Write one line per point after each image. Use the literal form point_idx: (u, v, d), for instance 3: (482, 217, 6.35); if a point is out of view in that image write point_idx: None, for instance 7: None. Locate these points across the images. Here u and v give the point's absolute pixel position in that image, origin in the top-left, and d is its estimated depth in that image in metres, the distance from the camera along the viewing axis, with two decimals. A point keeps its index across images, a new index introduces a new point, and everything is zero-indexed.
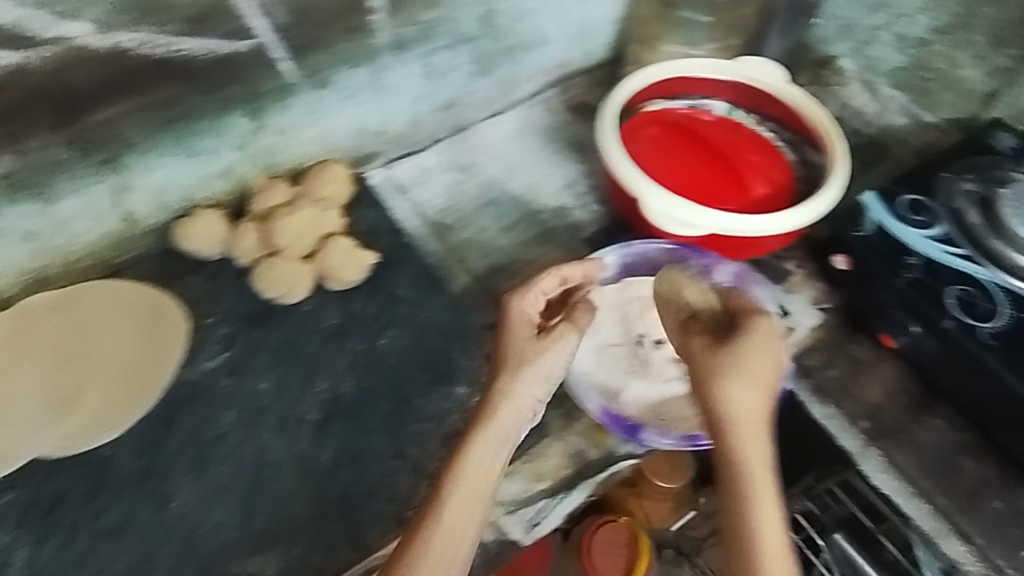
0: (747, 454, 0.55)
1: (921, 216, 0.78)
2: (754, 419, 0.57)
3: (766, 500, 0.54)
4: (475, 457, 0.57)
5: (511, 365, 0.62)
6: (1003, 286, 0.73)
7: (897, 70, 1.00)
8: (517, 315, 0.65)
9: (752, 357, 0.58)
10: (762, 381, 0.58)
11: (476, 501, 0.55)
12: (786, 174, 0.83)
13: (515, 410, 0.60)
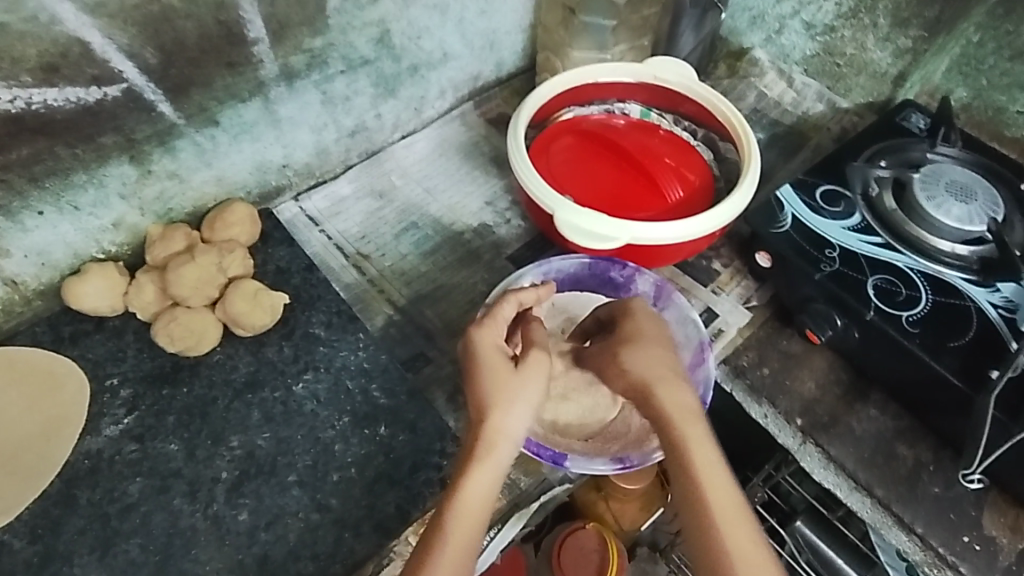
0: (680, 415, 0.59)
1: (837, 206, 0.78)
2: (661, 370, 0.61)
3: (698, 434, 0.58)
4: (470, 496, 0.55)
5: (492, 401, 0.58)
6: (921, 270, 0.73)
7: (808, 56, 1.01)
8: (478, 350, 0.60)
9: (643, 325, 0.65)
10: (655, 341, 0.64)
11: (473, 539, 0.54)
12: (703, 174, 0.83)
13: (510, 443, 0.57)
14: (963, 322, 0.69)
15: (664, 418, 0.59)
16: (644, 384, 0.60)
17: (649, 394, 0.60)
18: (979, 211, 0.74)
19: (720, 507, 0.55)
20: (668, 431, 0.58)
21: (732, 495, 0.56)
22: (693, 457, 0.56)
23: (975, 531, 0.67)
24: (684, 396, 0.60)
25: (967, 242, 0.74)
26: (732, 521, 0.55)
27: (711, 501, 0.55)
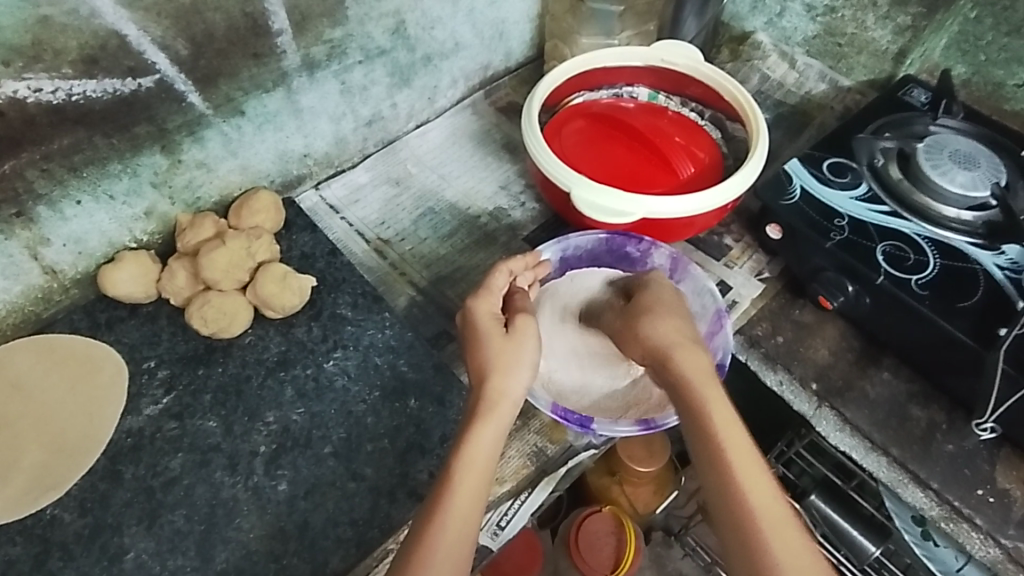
0: (691, 366, 0.62)
1: (844, 178, 0.81)
2: (678, 340, 0.64)
3: (717, 400, 0.60)
4: (476, 452, 0.57)
5: (490, 365, 0.60)
6: (928, 236, 0.76)
7: (811, 38, 1.03)
8: (479, 321, 0.62)
9: (661, 298, 0.69)
10: (673, 313, 0.67)
11: (480, 492, 0.56)
12: (712, 152, 0.86)
13: (511, 406, 0.59)
14: (972, 284, 0.71)
15: (692, 386, 0.61)
16: (669, 352, 0.63)
17: (669, 359, 0.63)
18: (983, 178, 0.77)
19: (747, 473, 0.57)
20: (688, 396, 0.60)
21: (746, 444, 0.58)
22: (708, 409, 0.59)
23: (989, 485, 0.69)
24: (707, 363, 0.63)
25: (971, 208, 0.77)
26: (758, 486, 0.57)
27: (739, 466, 0.57)
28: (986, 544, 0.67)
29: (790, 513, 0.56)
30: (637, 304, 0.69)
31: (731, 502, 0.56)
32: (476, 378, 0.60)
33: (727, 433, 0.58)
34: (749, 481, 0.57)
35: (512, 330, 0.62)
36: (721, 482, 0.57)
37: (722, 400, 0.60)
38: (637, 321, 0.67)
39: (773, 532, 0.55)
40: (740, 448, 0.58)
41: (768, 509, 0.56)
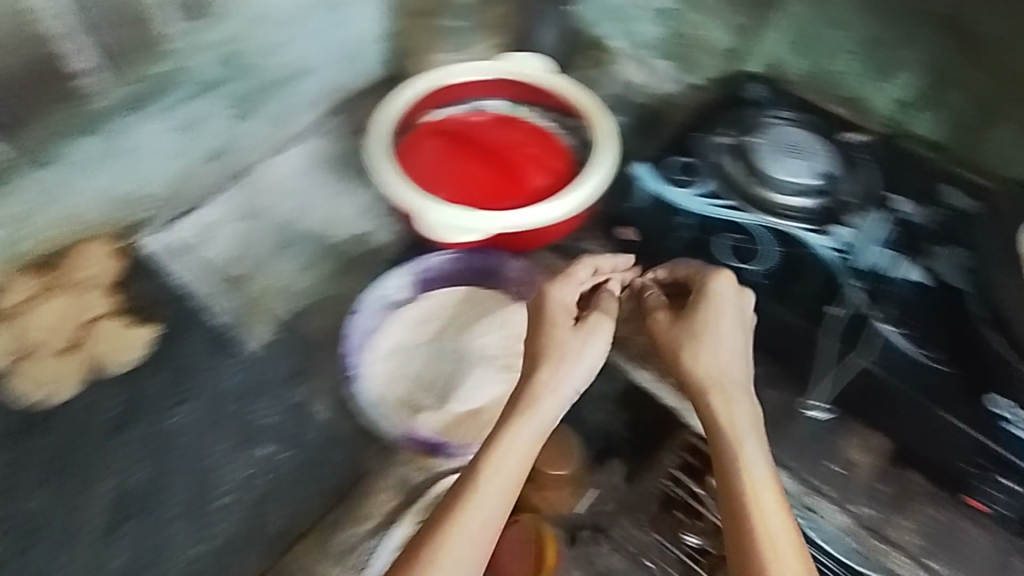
0: (723, 416, 0.63)
1: (690, 177, 0.84)
2: (720, 382, 0.64)
3: (753, 455, 0.61)
4: (498, 467, 0.59)
5: (569, 345, 0.65)
6: (765, 225, 0.80)
7: (660, 41, 1.08)
8: (554, 306, 0.67)
9: (719, 321, 0.67)
10: (726, 339, 0.66)
11: (506, 494, 0.58)
12: (564, 159, 0.86)
13: (543, 415, 0.62)
14: (802, 269, 0.77)
15: (752, 424, 0.62)
16: (730, 386, 0.64)
17: (711, 402, 0.64)
18: (809, 166, 0.83)
19: (770, 520, 0.57)
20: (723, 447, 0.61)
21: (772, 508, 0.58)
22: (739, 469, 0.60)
23: (840, 458, 0.73)
24: (749, 393, 0.64)
25: (806, 194, 0.82)
26: (782, 549, 0.56)
27: (761, 513, 0.57)
28: (838, 515, 0.70)
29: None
30: (692, 321, 0.67)
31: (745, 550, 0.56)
32: (550, 351, 0.64)
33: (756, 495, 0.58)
34: (769, 526, 0.57)
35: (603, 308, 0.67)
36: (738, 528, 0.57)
37: (750, 460, 0.60)
38: (707, 335, 0.66)
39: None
40: (764, 508, 0.58)
41: (784, 556, 0.56)
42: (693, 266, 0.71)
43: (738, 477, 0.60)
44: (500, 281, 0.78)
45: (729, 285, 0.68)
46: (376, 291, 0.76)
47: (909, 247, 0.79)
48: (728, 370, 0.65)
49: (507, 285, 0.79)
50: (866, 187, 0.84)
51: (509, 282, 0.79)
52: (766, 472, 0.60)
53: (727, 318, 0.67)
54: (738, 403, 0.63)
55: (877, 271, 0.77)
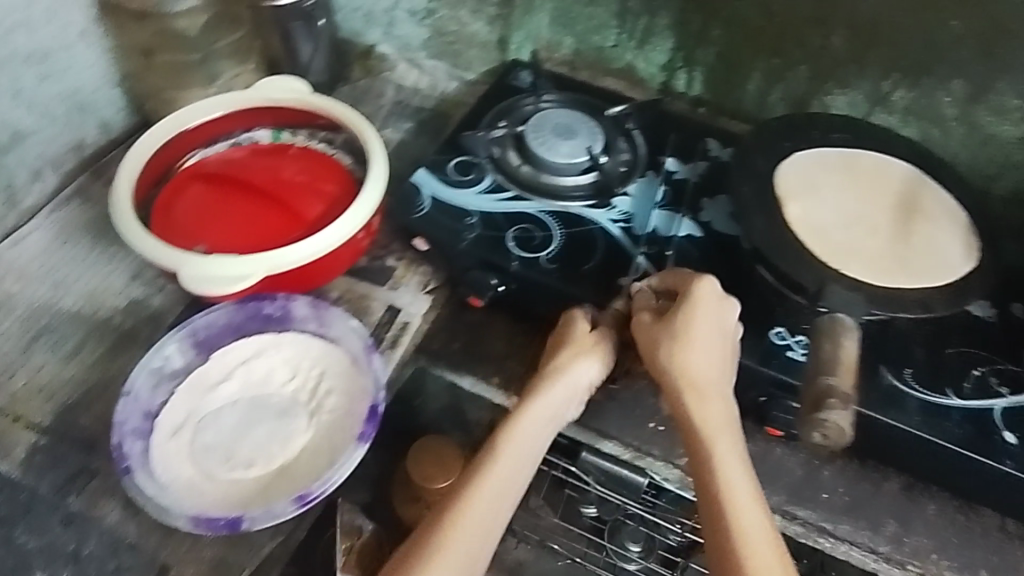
0: (701, 418, 0.63)
1: (469, 176, 0.84)
2: (710, 378, 0.64)
3: (728, 458, 0.61)
4: (483, 502, 0.61)
5: (565, 367, 0.68)
6: (549, 210, 0.82)
7: (426, 41, 1.07)
8: (574, 321, 0.71)
9: (705, 315, 0.66)
10: (704, 342, 0.65)
11: (489, 530, 0.61)
12: (339, 181, 0.82)
13: (551, 422, 0.67)
14: (591, 245, 0.79)
15: (724, 419, 0.63)
16: (704, 386, 0.64)
17: (689, 404, 0.63)
18: (582, 144, 0.86)
19: (748, 522, 0.57)
20: (704, 449, 0.61)
21: (752, 509, 0.58)
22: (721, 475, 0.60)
23: (657, 417, 0.80)
24: (721, 381, 0.65)
25: (582, 172, 0.84)
26: (761, 550, 0.56)
27: (737, 519, 0.57)
28: (669, 468, 0.77)
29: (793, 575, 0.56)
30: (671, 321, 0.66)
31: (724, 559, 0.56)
32: (548, 371, 0.69)
33: (735, 500, 0.58)
34: (743, 528, 0.57)
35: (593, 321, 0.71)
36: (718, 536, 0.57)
37: (728, 464, 0.60)
38: (681, 336, 0.65)
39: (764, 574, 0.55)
40: (746, 510, 0.58)
41: (763, 555, 0.56)
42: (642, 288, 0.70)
43: (711, 483, 0.59)
44: (282, 326, 0.74)
45: (712, 292, 0.66)
46: (144, 365, 0.70)
47: (682, 204, 0.84)
48: (710, 367, 0.65)
49: (291, 329, 0.74)
50: (636, 155, 0.89)
51: (293, 325, 0.74)
52: (743, 469, 0.61)
53: (713, 319, 0.66)
54: (713, 405, 0.63)
55: (656, 233, 0.81)
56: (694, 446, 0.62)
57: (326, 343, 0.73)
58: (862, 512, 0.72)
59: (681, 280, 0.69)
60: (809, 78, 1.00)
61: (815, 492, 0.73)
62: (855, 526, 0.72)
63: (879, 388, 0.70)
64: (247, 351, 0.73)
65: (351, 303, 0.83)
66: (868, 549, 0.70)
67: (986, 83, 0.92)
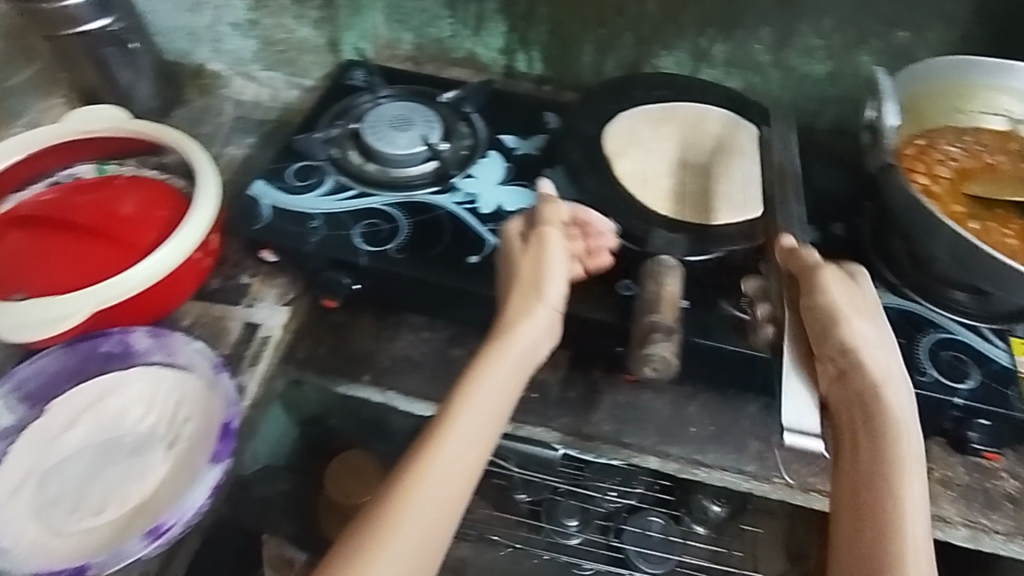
0: (889, 411, 0.56)
1: (309, 180, 0.84)
2: (893, 372, 0.59)
3: (902, 457, 0.54)
4: (450, 451, 0.57)
5: (537, 261, 0.68)
6: (394, 202, 0.83)
7: (256, 52, 1.05)
8: (514, 230, 0.71)
9: (843, 295, 0.62)
10: (877, 325, 0.61)
11: (470, 461, 0.57)
12: (172, 205, 0.79)
13: (522, 350, 0.64)
14: (437, 229, 0.80)
15: (898, 389, 0.58)
16: (884, 377, 0.58)
17: (876, 394, 0.57)
18: (418, 133, 0.87)
19: (910, 491, 0.53)
20: (880, 440, 0.55)
21: (918, 518, 0.52)
22: (895, 470, 0.53)
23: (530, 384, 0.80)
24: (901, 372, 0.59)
25: (423, 161, 0.86)
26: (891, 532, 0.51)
27: (895, 508, 0.52)
28: (547, 432, 0.77)
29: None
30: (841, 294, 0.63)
31: (868, 516, 0.52)
32: (511, 320, 0.65)
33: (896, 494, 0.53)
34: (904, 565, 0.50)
35: (531, 246, 0.69)
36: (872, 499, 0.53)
37: (904, 459, 0.54)
38: (852, 310, 0.61)
39: None
40: (901, 494, 0.53)
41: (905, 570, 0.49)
42: (552, 198, 0.72)
43: (882, 461, 0.54)
44: (124, 361, 0.71)
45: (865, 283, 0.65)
46: None
47: (527, 177, 0.87)
48: (888, 360, 0.59)
49: (135, 363, 0.71)
50: (476, 137, 0.90)
51: (136, 358, 0.72)
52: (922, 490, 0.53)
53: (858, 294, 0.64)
54: (896, 395, 0.57)
55: (502, 209, 0.83)
56: (871, 431, 0.56)
57: (174, 373, 0.71)
58: (728, 437, 0.77)
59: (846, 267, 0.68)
60: (636, 44, 1.04)
61: (683, 427, 0.77)
62: (721, 452, 0.76)
63: (719, 319, 0.74)
64: (89, 394, 0.70)
65: (206, 327, 0.81)
66: (737, 471, 0.75)
67: (789, 27, 0.98)
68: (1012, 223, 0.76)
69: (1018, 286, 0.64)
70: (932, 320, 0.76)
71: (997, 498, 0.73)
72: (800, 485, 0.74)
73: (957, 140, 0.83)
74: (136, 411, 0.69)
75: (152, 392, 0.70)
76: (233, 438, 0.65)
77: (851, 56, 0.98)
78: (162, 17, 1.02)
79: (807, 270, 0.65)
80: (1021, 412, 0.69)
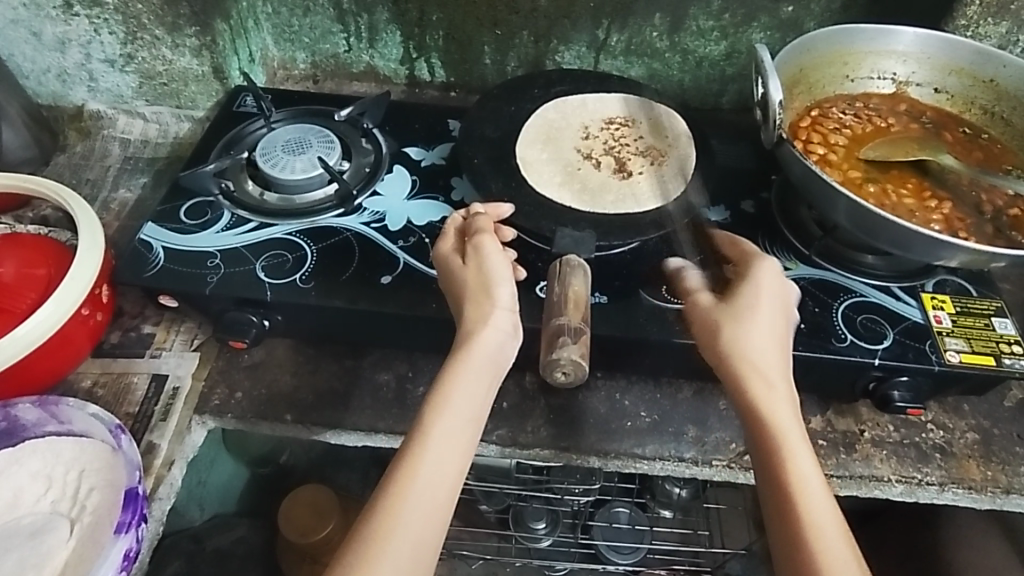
0: (773, 406, 0.58)
1: (204, 217, 0.80)
2: (774, 366, 0.60)
3: (801, 452, 0.56)
4: (422, 483, 0.55)
5: (481, 268, 0.64)
6: (297, 230, 0.79)
7: (137, 87, 0.99)
8: (450, 247, 0.68)
9: (750, 293, 0.63)
10: (765, 311, 0.62)
11: (440, 488, 0.55)
12: (51, 262, 0.74)
13: (489, 355, 0.61)
14: (345, 253, 0.77)
15: (781, 388, 0.59)
16: (766, 367, 0.60)
17: (756, 388, 0.59)
18: (314, 155, 0.83)
19: (810, 501, 0.54)
20: (775, 436, 0.57)
21: (825, 504, 0.54)
22: (795, 468, 0.55)
23: None
24: (781, 369, 0.61)
25: (324, 184, 0.82)
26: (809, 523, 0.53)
27: (802, 500, 0.54)
28: (484, 446, 0.75)
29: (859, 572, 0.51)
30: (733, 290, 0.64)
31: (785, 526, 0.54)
32: (470, 328, 0.62)
33: (804, 486, 0.55)
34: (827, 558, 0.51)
35: (468, 258, 0.66)
36: (781, 520, 0.54)
37: (799, 455, 0.56)
38: (731, 315, 0.62)
39: None
40: (808, 488, 0.54)
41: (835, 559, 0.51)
42: (480, 212, 0.70)
43: (782, 464, 0.56)
44: (12, 435, 0.66)
45: (771, 269, 0.65)
46: None
47: (435, 188, 0.85)
48: (777, 352, 0.61)
49: (24, 437, 0.66)
50: (379, 153, 0.88)
51: (25, 432, 0.66)
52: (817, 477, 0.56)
53: (764, 282, 0.64)
54: (780, 393, 0.59)
55: (412, 223, 0.81)
56: (761, 427, 0.58)
57: (68, 444, 0.65)
58: (665, 426, 0.76)
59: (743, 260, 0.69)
60: (534, 41, 1.03)
61: (621, 421, 0.76)
62: (661, 442, 0.75)
63: (642, 309, 0.73)
64: None
65: (109, 386, 0.75)
66: (677, 459, 0.74)
67: (680, 11, 0.98)
68: (908, 182, 0.79)
69: (918, 245, 0.65)
70: (844, 285, 0.77)
71: (927, 450, 0.75)
72: (740, 464, 0.74)
73: (849, 106, 0.85)
74: (31, 487, 0.64)
75: (48, 467, 0.65)
76: (139, 504, 0.60)
77: (742, 34, 1.00)
78: (27, 59, 0.96)
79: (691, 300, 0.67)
80: (938, 364, 0.71)
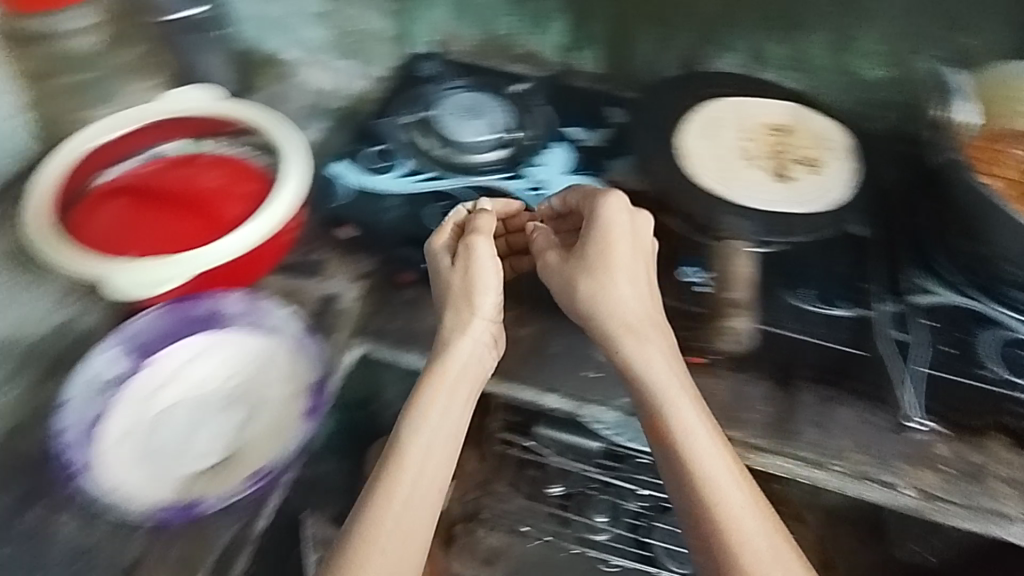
0: (654, 373, 0.67)
1: (386, 162, 0.89)
2: (645, 329, 0.69)
3: (685, 416, 0.64)
4: (413, 468, 0.63)
5: (471, 275, 0.72)
6: (466, 186, 0.87)
7: (331, 41, 1.10)
8: (445, 232, 0.76)
9: (614, 254, 0.72)
10: (616, 269, 0.71)
11: (433, 475, 0.63)
12: (258, 181, 0.83)
13: (466, 357, 0.69)
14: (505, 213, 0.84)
15: (671, 371, 0.67)
16: (637, 326, 0.69)
17: (631, 347, 0.68)
18: (487, 123, 0.92)
19: (709, 467, 0.62)
20: (658, 402, 0.65)
21: (714, 457, 0.62)
22: (686, 432, 0.63)
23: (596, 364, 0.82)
24: (664, 359, 0.68)
25: (493, 149, 0.89)
26: (692, 477, 0.61)
27: (694, 463, 0.62)
28: (611, 412, 0.79)
29: (749, 516, 0.59)
30: (585, 257, 0.73)
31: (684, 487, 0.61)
32: (448, 336, 0.70)
33: (693, 445, 0.63)
34: (723, 515, 0.59)
35: (456, 259, 0.73)
36: (689, 498, 0.61)
37: (680, 413, 0.64)
38: (601, 272, 0.71)
39: (736, 537, 0.58)
40: (693, 445, 0.63)
41: (732, 512, 0.59)
42: (482, 212, 0.78)
43: (675, 435, 0.63)
44: (215, 325, 0.75)
45: (613, 204, 0.74)
46: (79, 375, 0.71)
47: (593, 168, 0.90)
48: (634, 307, 0.70)
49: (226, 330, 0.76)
50: (545, 128, 0.93)
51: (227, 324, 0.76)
52: (707, 440, 0.63)
53: (616, 235, 0.73)
54: (657, 356, 0.68)
55: None
56: (646, 393, 0.66)
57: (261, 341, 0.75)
58: (786, 424, 0.75)
59: (579, 198, 0.77)
60: (699, 43, 1.06)
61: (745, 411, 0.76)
62: (781, 441, 0.74)
63: None
64: (185, 356, 0.74)
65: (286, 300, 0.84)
66: (790, 457, 0.73)
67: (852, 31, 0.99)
68: None
69: None
70: (993, 318, 0.78)
71: None
72: (856, 473, 0.72)
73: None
74: (228, 372, 0.73)
75: (244, 357, 0.74)
76: (324, 397, 0.71)
77: (913, 60, 0.99)
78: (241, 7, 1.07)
79: (542, 257, 0.75)
80: None
